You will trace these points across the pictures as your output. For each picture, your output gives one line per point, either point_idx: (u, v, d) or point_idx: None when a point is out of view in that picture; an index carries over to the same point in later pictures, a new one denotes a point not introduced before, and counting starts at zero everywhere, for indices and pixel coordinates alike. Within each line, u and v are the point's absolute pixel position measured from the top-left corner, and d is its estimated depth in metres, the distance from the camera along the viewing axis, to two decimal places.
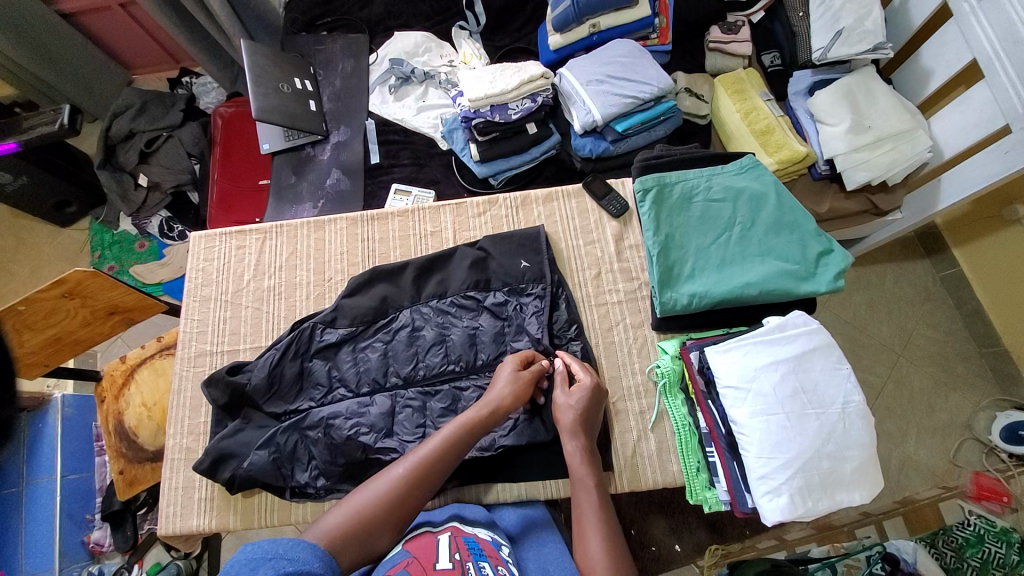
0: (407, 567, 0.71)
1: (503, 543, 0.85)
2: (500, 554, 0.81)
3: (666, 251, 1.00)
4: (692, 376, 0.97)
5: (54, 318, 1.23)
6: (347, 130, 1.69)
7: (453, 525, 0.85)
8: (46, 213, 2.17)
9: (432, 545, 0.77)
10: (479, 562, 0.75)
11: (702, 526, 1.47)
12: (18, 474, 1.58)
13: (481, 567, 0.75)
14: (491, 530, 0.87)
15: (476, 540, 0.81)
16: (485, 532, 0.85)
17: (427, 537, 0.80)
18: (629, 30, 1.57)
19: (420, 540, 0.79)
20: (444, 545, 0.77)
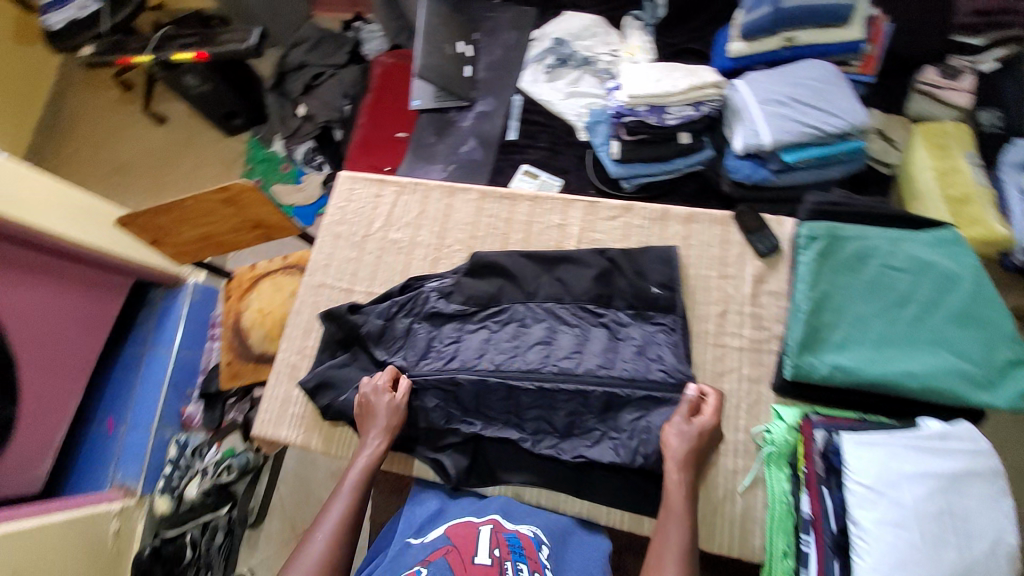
0: (445, 556, 0.77)
1: (545, 542, 0.84)
2: (539, 557, 0.80)
3: (818, 311, 0.88)
4: (809, 457, 0.83)
5: (211, 218, 1.39)
6: (493, 101, 1.72)
7: (496, 518, 0.86)
8: (218, 121, 2.44)
9: (473, 535, 0.82)
10: (517, 563, 0.77)
11: None
12: (144, 340, 1.91)
13: (518, 569, 0.76)
14: (535, 526, 0.86)
15: (517, 537, 0.82)
16: (527, 528, 0.85)
17: (469, 526, 0.84)
18: (827, 52, 1.44)
19: (464, 527, 0.84)
20: (483, 538, 0.81)
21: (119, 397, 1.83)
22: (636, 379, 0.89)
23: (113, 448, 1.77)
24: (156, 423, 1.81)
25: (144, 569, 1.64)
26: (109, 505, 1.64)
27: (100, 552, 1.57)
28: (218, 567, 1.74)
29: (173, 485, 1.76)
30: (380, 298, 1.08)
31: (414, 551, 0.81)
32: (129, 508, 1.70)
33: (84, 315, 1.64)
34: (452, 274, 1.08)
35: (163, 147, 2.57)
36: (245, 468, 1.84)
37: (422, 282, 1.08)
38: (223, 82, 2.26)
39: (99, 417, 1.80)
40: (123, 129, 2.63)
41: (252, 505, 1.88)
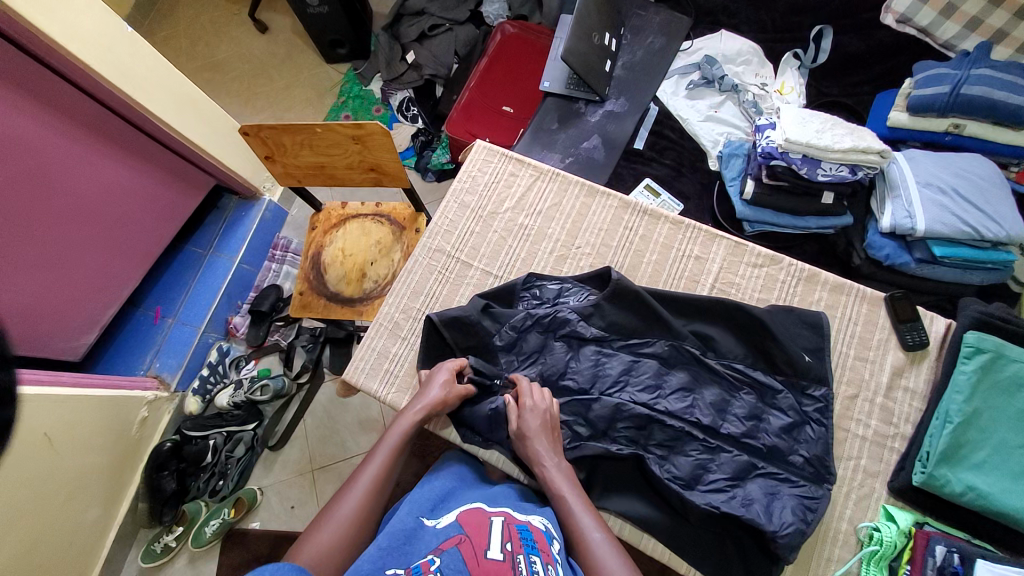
0: (458, 545, 0.69)
1: (557, 537, 0.77)
2: (551, 549, 0.74)
3: (964, 425, 0.87)
4: (920, 566, 0.83)
5: (333, 150, 1.36)
6: (626, 103, 1.62)
7: (505, 510, 0.81)
8: (323, 46, 2.36)
9: (485, 525, 0.74)
10: (530, 556, 0.70)
11: None
12: (212, 241, 1.88)
13: (532, 562, 0.69)
14: (546, 519, 0.80)
15: (528, 529, 0.76)
16: (538, 520, 0.79)
17: (480, 515, 0.77)
18: (993, 151, 1.35)
19: (474, 516, 0.77)
20: (494, 529, 0.74)
21: (175, 289, 1.80)
22: (778, 454, 0.90)
23: (157, 337, 1.74)
24: (205, 324, 1.78)
25: (160, 462, 1.65)
26: (142, 392, 1.63)
27: (123, 436, 1.55)
28: (231, 479, 1.68)
29: (207, 389, 1.76)
30: (500, 294, 1.06)
31: (425, 534, 0.73)
32: (160, 400, 1.69)
33: (157, 204, 1.59)
34: (585, 295, 1.05)
35: (262, 57, 2.51)
36: (280, 393, 1.76)
37: (541, 282, 1.08)
38: (339, 7, 2.15)
39: (147, 306, 1.77)
40: (225, 29, 2.58)
41: (278, 430, 1.81)
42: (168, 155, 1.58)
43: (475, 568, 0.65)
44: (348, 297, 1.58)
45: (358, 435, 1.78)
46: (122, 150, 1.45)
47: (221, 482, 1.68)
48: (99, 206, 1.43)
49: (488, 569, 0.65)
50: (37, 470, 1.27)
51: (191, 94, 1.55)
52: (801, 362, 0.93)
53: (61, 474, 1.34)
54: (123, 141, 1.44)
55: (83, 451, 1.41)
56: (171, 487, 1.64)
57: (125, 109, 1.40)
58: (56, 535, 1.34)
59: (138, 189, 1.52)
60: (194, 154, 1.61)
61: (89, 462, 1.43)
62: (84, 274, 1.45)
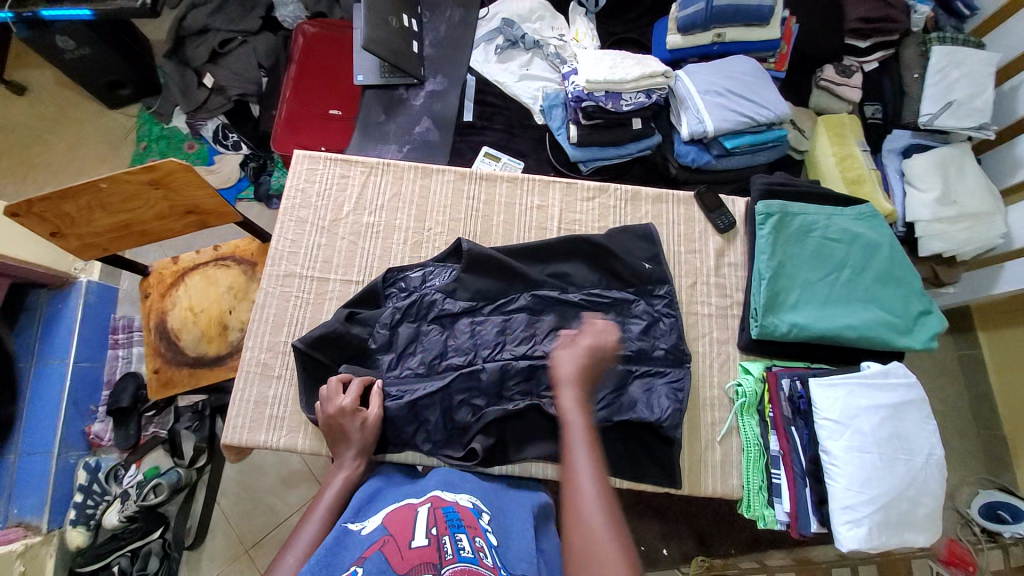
0: (381, 549, 0.65)
1: (484, 509, 0.79)
2: (480, 523, 0.74)
3: (776, 277, 1.06)
4: (776, 402, 1.00)
5: (133, 203, 1.21)
6: (444, 80, 1.63)
7: (433, 496, 0.79)
8: (98, 90, 2.00)
9: (409, 519, 0.71)
10: (456, 534, 0.68)
11: (692, 537, 1.42)
12: (32, 351, 1.56)
13: (459, 540, 0.67)
14: (473, 497, 0.82)
15: (455, 510, 0.75)
16: (465, 500, 0.79)
17: (405, 510, 0.74)
18: (750, 48, 1.59)
19: (398, 514, 0.73)
20: (420, 519, 0.71)
21: None
22: (646, 355, 1.02)
23: (2, 481, 1.44)
24: (57, 446, 1.49)
25: None
26: (8, 546, 1.33)
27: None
28: None
29: (88, 515, 1.48)
30: (364, 297, 1.05)
31: (351, 541, 0.70)
32: (34, 547, 1.38)
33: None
34: (447, 274, 1.07)
35: (28, 120, 2.05)
36: (178, 487, 1.52)
37: (404, 274, 1.08)
38: (103, 44, 1.83)
39: None
40: None
41: (190, 525, 1.60)
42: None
43: (400, 563, 0.62)
44: (214, 357, 1.45)
45: (285, 491, 1.64)
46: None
47: None
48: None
49: (414, 558, 0.62)
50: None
51: None
52: (641, 271, 1.07)
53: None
54: None
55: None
56: None
57: None
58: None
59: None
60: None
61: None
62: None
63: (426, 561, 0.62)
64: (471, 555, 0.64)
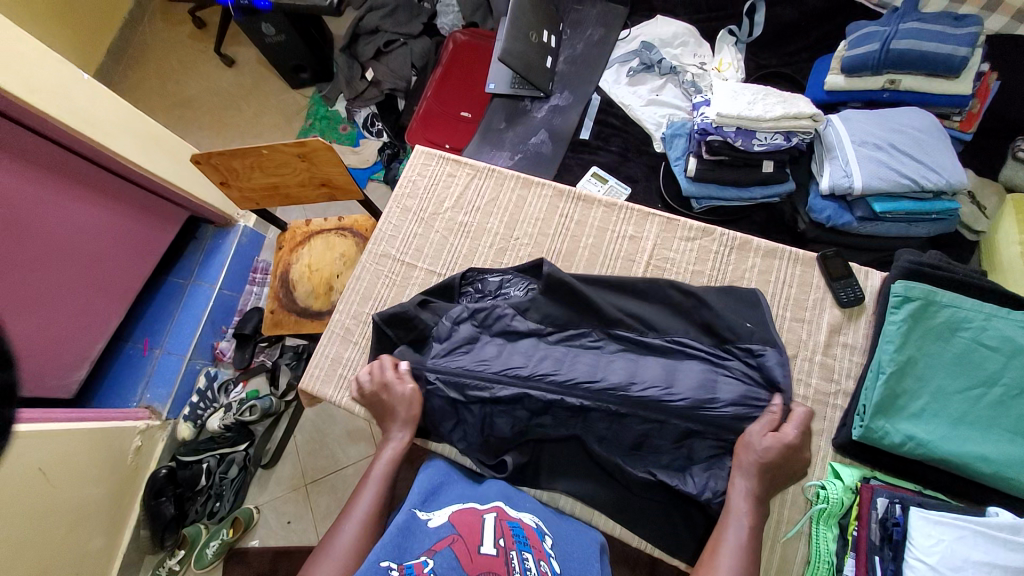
0: (451, 544, 0.67)
1: (547, 533, 0.80)
2: (544, 546, 0.74)
3: (900, 374, 0.87)
4: (864, 522, 0.83)
5: (281, 169, 1.41)
6: (570, 96, 1.64)
7: (497, 506, 0.80)
8: (286, 72, 2.38)
9: (476, 523, 0.73)
10: (522, 552, 0.69)
11: None
12: (193, 271, 1.90)
13: (524, 559, 0.68)
14: (535, 518, 0.83)
15: (520, 527, 0.76)
16: (529, 518, 0.80)
17: (472, 514, 0.77)
18: (931, 101, 1.34)
19: (467, 515, 0.76)
20: (487, 527, 0.73)
21: (161, 320, 1.83)
22: (727, 422, 0.86)
23: (146, 368, 1.77)
24: (191, 352, 1.79)
25: (157, 488, 1.63)
26: (134, 421, 1.62)
27: (118, 467, 1.55)
28: (227, 500, 1.68)
29: (197, 414, 1.76)
30: (441, 289, 1.10)
31: (420, 530, 0.71)
32: (153, 428, 1.69)
33: (132, 239, 1.64)
34: (524, 286, 1.08)
35: (229, 88, 2.52)
36: (268, 412, 1.75)
37: (483, 275, 1.11)
38: (294, 32, 2.17)
39: (135, 339, 1.80)
40: (193, 66, 2.58)
41: (269, 448, 1.81)
42: (139, 192, 1.63)
43: (470, 564, 0.64)
44: (318, 311, 1.62)
45: (347, 445, 1.78)
46: (93, 189, 1.49)
47: (218, 503, 1.68)
48: (71, 245, 1.47)
49: (484, 564, 0.65)
50: (32, 504, 1.26)
51: (154, 131, 1.60)
52: (729, 330, 0.96)
53: (59, 507, 1.34)
54: (88, 181, 1.48)
55: (80, 482, 1.41)
56: (171, 512, 1.62)
57: (93, 153, 1.44)
58: (57, 564, 1.34)
59: (116, 225, 1.57)
60: (162, 187, 1.65)
61: (86, 494, 1.43)
62: (68, 312, 1.50)
63: (493, 569, 0.64)
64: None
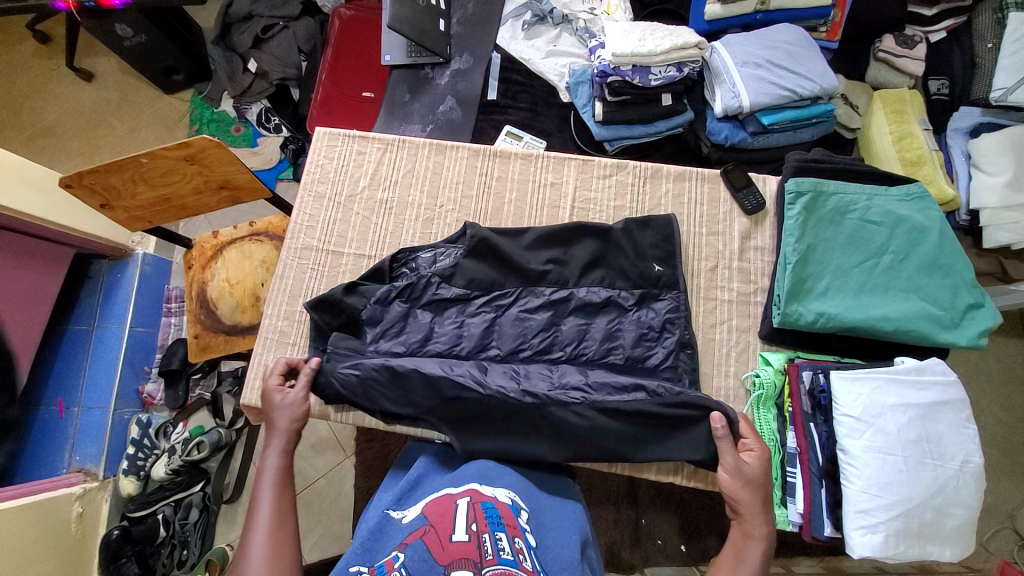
0: (422, 538, 0.64)
1: (523, 508, 0.76)
2: (519, 522, 0.70)
3: (804, 262, 0.97)
4: (797, 396, 0.92)
5: (170, 177, 1.28)
6: (470, 58, 1.61)
7: (472, 488, 0.76)
8: (154, 76, 2.11)
9: (450, 511, 0.68)
10: (496, 533, 0.64)
11: (713, 534, 1.35)
12: (94, 314, 1.68)
13: (498, 540, 0.64)
14: (511, 492, 0.78)
15: (495, 506, 0.71)
16: (504, 495, 0.76)
17: (446, 502, 0.72)
18: (798, 17, 1.45)
19: (440, 504, 0.71)
20: (461, 512, 0.68)
21: (71, 375, 1.63)
22: (638, 364, 0.97)
23: (68, 431, 1.58)
24: (114, 402, 1.61)
25: (113, 550, 1.46)
26: (68, 489, 1.46)
27: (62, 539, 1.39)
28: (195, 544, 1.57)
29: (138, 466, 1.59)
30: (372, 273, 1.06)
31: (393, 529, 0.70)
32: (92, 490, 1.52)
33: (18, 289, 1.42)
34: (454, 255, 1.06)
35: (93, 105, 2.19)
36: (219, 445, 1.62)
37: (415, 254, 1.08)
38: (160, 33, 1.92)
39: (45, 400, 1.60)
40: (44, 88, 2.21)
41: (228, 481, 1.70)
42: (13, 236, 1.40)
43: (442, 555, 0.60)
44: (250, 325, 1.52)
45: (313, 458, 1.65)
46: None
47: (185, 551, 1.55)
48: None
49: (455, 551, 0.61)
50: None
51: (11, 163, 1.38)
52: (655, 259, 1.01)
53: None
54: None
55: (27, 562, 1.25)
56: (136, 572, 1.46)
57: None
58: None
59: (1, 278, 1.36)
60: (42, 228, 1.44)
61: (36, 575, 1.27)
62: None
63: (466, 555, 0.60)
64: (511, 557, 0.61)
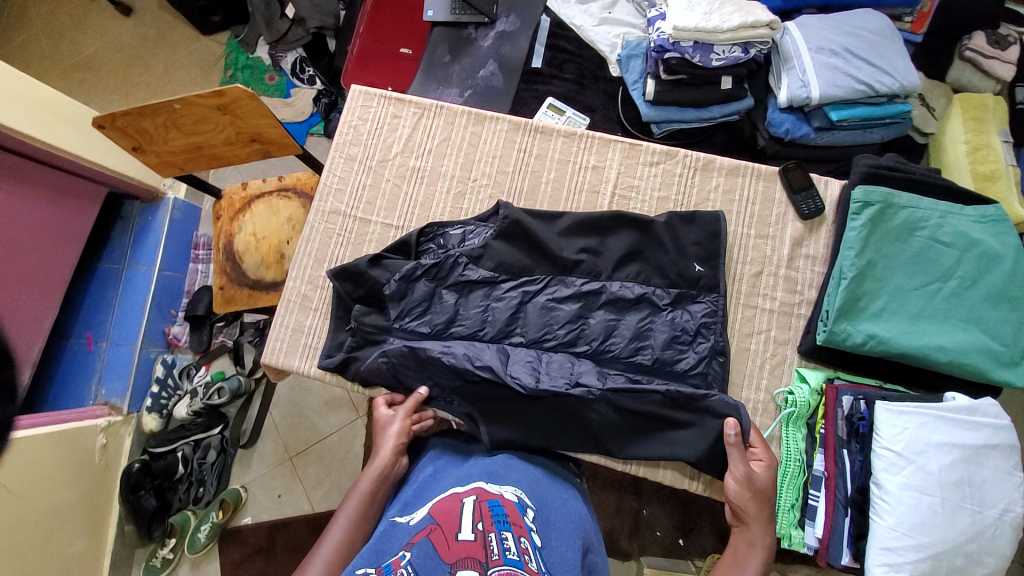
0: (428, 536, 0.62)
1: (530, 505, 0.74)
2: (525, 521, 0.68)
3: (860, 278, 0.90)
4: (832, 419, 0.87)
5: (202, 126, 1.26)
6: (518, 20, 1.50)
7: (478, 486, 0.74)
8: (192, 15, 2.05)
9: (455, 509, 0.68)
10: (502, 532, 0.63)
11: (715, 536, 1.33)
12: (125, 254, 1.71)
13: (504, 539, 0.62)
14: (518, 490, 0.76)
15: (502, 504, 0.70)
16: (511, 493, 0.74)
17: (452, 499, 0.71)
18: (885, 1, 1.31)
19: (447, 502, 0.70)
20: (466, 511, 0.67)
21: (101, 311, 1.67)
22: (665, 367, 0.93)
23: (95, 364, 1.63)
24: (141, 341, 1.64)
25: (134, 482, 1.55)
26: (93, 420, 1.51)
27: (85, 467, 1.45)
28: (211, 484, 1.62)
29: (162, 404, 1.64)
30: (397, 246, 1.03)
31: (400, 531, 0.68)
32: (116, 423, 1.57)
33: (52, 225, 1.43)
34: (484, 235, 1.02)
35: (131, 40, 2.16)
36: (238, 392, 1.67)
37: (443, 230, 1.04)
38: None
39: (76, 333, 1.64)
40: (85, 19, 2.19)
41: (246, 428, 1.72)
42: (48, 170, 1.40)
43: (447, 552, 0.59)
44: (272, 282, 1.52)
45: (327, 413, 1.70)
46: None
47: (202, 488, 1.62)
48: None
49: (461, 550, 0.59)
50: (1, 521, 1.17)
51: (46, 96, 1.36)
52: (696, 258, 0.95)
53: (27, 515, 1.24)
54: None
55: (46, 489, 1.31)
56: (154, 504, 1.55)
57: None
58: (42, 572, 1.27)
59: (34, 213, 1.38)
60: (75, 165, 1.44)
61: (57, 501, 1.34)
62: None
63: (470, 555, 0.58)
64: (517, 557, 0.59)
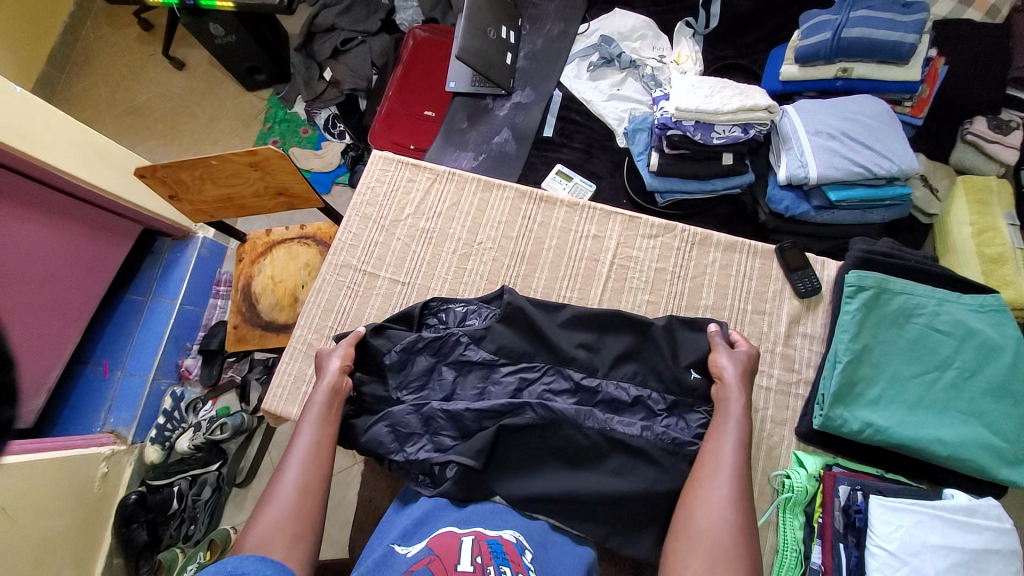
0: (427, 564, 0.61)
1: (528, 549, 0.72)
2: (524, 560, 0.67)
3: (855, 364, 0.90)
4: (829, 510, 0.84)
5: (235, 180, 1.36)
6: (532, 93, 1.61)
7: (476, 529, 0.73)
8: (239, 75, 2.26)
9: (453, 544, 0.66)
10: (500, 568, 0.62)
11: None
12: (150, 287, 1.79)
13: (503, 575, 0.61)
14: (516, 534, 0.75)
15: (500, 544, 0.68)
16: (509, 535, 0.73)
17: (451, 535, 0.69)
18: (882, 89, 1.37)
19: (445, 538, 0.68)
20: (466, 546, 0.66)
21: (121, 340, 1.73)
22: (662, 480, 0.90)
23: (107, 393, 1.67)
24: (154, 372, 1.69)
25: (127, 515, 1.53)
26: (98, 448, 1.54)
27: (83, 496, 1.45)
28: (204, 521, 1.59)
29: (165, 436, 1.66)
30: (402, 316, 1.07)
31: (396, 561, 0.66)
32: (119, 452, 1.59)
33: (84, 259, 1.52)
34: (486, 316, 1.05)
35: (181, 93, 2.37)
36: (240, 429, 1.68)
37: (447, 306, 1.08)
38: (247, 33, 2.04)
39: (94, 361, 1.70)
40: (143, 72, 2.42)
41: (244, 465, 1.73)
42: (90, 209, 1.52)
43: None
44: (284, 324, 1.58)
45: None
46: (42, 211, 1.39)
47: (193, 526, 1.58)
48: (22, 267, 1.36)
49: None
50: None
51: (99, 143, 1.50)
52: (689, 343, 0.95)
53: (17, 538, 1.23)
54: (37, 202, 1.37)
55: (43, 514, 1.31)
56: (144, 539, 1.52)
57: (34, 171, 1.32)
58: None
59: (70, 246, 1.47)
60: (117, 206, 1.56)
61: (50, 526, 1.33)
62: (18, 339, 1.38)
63: None
64: None
